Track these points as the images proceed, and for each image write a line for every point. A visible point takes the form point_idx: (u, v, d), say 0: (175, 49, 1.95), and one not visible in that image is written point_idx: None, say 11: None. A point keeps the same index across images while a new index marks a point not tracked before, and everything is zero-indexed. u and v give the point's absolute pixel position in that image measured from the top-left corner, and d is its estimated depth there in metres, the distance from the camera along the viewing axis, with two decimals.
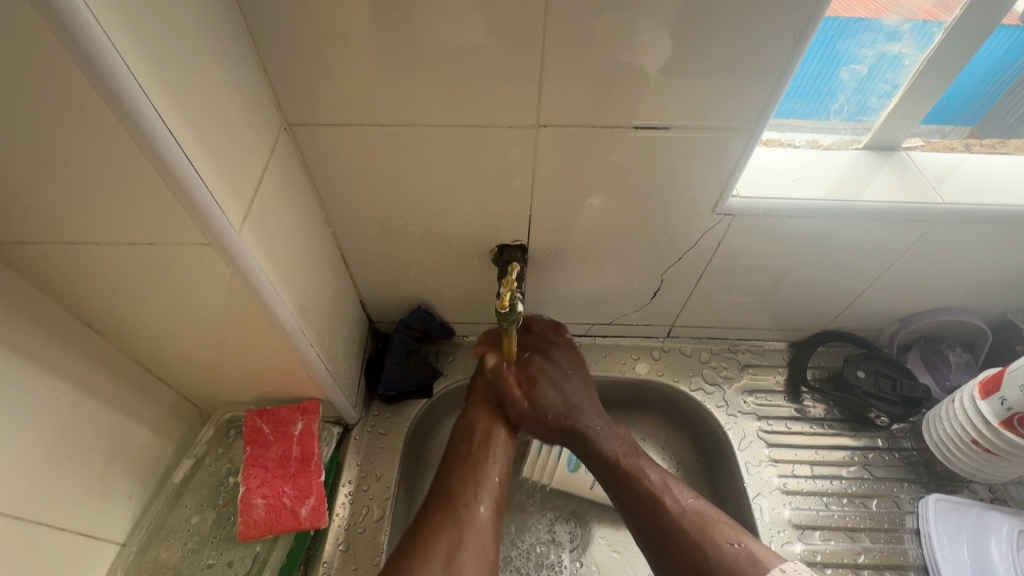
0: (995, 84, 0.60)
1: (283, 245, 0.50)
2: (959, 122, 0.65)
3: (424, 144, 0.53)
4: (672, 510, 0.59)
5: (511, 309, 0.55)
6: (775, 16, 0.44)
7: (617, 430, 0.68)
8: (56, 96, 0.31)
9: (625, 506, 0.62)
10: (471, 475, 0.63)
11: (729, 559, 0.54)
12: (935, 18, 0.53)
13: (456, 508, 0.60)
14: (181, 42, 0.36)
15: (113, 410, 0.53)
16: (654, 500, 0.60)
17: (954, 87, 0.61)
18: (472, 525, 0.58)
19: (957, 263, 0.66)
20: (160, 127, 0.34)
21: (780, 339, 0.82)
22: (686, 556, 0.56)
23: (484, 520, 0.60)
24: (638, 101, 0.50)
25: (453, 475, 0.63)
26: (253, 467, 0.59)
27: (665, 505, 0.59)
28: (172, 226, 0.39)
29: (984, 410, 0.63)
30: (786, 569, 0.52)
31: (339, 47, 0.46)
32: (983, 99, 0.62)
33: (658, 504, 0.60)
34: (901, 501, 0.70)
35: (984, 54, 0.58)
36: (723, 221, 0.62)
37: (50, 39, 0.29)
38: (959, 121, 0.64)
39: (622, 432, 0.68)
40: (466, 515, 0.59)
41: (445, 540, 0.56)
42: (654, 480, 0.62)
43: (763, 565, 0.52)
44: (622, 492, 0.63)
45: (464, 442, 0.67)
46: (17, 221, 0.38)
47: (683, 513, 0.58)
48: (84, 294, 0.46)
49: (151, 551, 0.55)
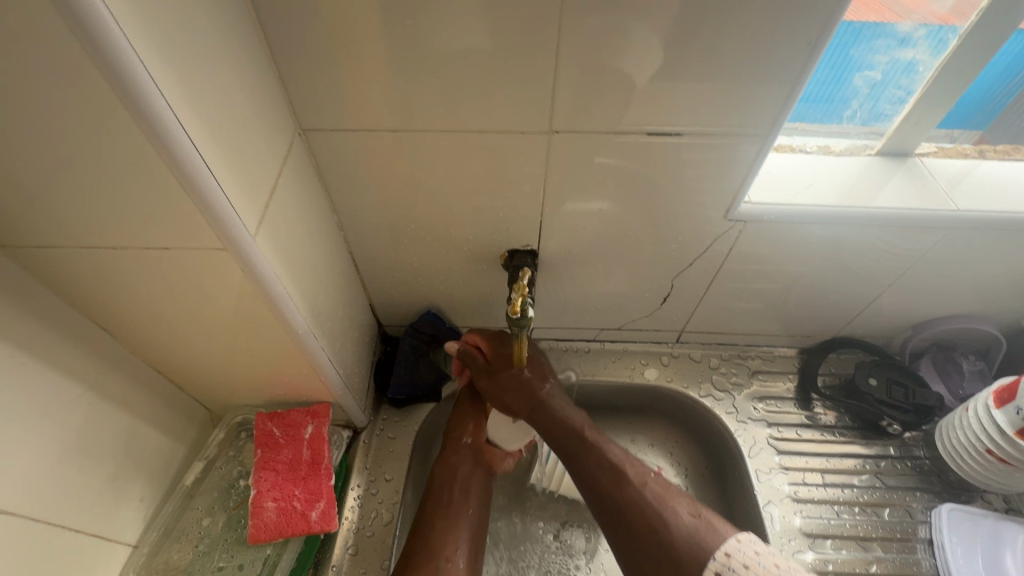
0: (1004, 88, 0.61)
1: (297, 250, 0.51)
2: (969, 126, 0.65)
3: (436, 149, 0.54)
4: (635, 483, 0.58)
5: (522, 315, 0.55)
6: (789, 23, 0.44)
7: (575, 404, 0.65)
8: (79, 102, 0.31)
9: (585, 483, 0.60)
10: (453, 530, 0.61)
11: (689, 530, 0.53)
12: (949, 23, 0.53)
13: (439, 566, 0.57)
14: (201, 49, 0.36)
15: (127, 412, 0.53)
16: (617, 474, 0.58)
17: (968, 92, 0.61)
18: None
19: (971, 269, 0.66)
20: (179, 133, 0.34)
21: (791, 346, 0.82)
22: (646, 524, 0.55)
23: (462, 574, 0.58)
24: (652, 107, 0.50)
25: (434, 525, 0.61)
26: (264, 470, 0.59)
27: (629, 479, 0.58)
28: (188, 230, 0.40)
29: (999, 419, 0.63)
30: (741, 539, 0.52)
31: (354, 54, 0.46)
32: (994, 102, 0.62)
33: (620, 476, 0.58)
34: (913, 510, 0.69)
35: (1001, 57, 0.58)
36: (735, 227, 0.62)
37: (74, 46, 0.29)
38: (969, 125, 0.64)
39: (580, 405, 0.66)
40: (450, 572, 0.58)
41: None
42: (616, 454, 0.60)
43: (720, 535, 0.53)
44: (582, 470, 0.60)
45: (444, 492, 0.64)
46: (38, 225, 0.39)
47: (645, 485, 0.57)
48: (100, 297, 0.46)
49: (163, 553, 0.55)
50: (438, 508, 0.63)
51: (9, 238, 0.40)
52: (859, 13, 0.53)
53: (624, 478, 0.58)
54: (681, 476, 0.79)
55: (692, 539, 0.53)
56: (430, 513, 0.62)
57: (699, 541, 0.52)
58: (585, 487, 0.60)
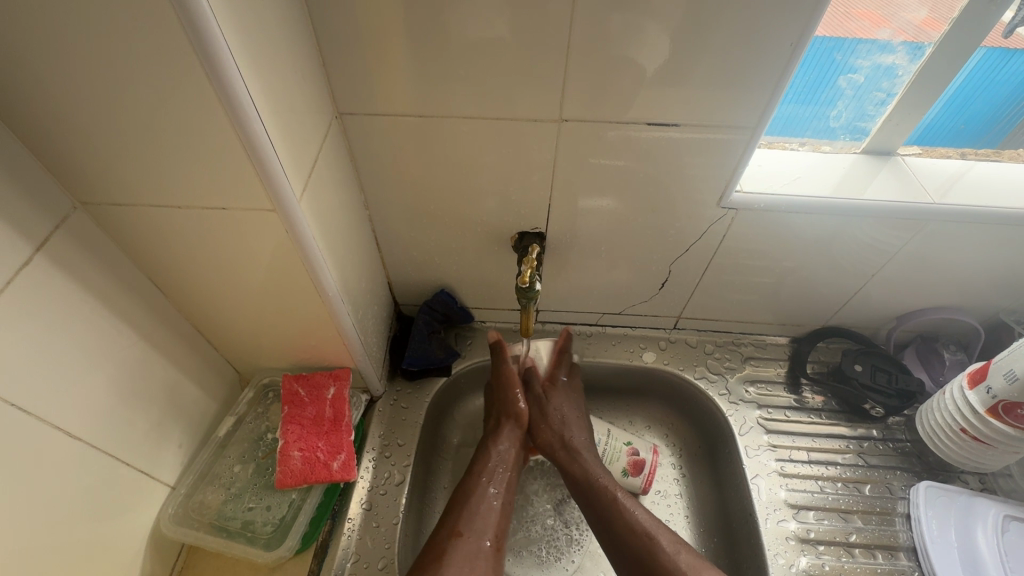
0: (1014, 109, 0.64)
1: (331, 221, 0.57)
2: (979, 144, 0.68)
3: (457, 135, 0.59)
4: (669, 550, 0.60)
5: (530, 286, 0.63)
6: (775, 27, 0.49)
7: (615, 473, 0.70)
8: (164, 76, 0.38)
9: (611, 537, 0.63)
10: (476, 506, 0.64)
11: None
12: (915, 43, 0.59)
13: (479, 544, 0.60)
14: (264, 34, 0.42)
15: (170, 363, 0.59)
16: (647, 539, 0.61)
17: (972, 110, 0.65)
18: (491, 564, 0.59)
19: (951, 262, 0.70)
20: (246, 106, 0.40)
21: (782, 334, 0.86)
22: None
23: (494, 557, 0.60)
24: (653, 100, 0.55)
25: (458, 501, 0.65)
26: (291, 424, 0.65)
27: (660, 545, 0.60)
28: (243, 194, 0.46)
29: (971, 398, 0.67)
30: None
31: (388, 46, 0.52)
32: (1003, 122, 0.66)
33: (652, 540, 0.61)
34: (893, 487, 0.74)
35: (1003, 77, 0.61)
36: (727, 215, 0.67)
37: (165, 26, 0.35)
38: (981, 142, 0.68)
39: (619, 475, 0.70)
40: (488, 553, 0.60)
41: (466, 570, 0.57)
42: (645, 519, 0.63)
43: None
44: (614, 530, 0.63)
45: (493, 477, 0.68)
46: (115, 184, 0.45)
47: (678, 553, 0.59)
48: (157, 254, 0.52)
49: (197, 495, 0.62)
50: (486, 494, 0.65)
51: (88, 196, 0.46)
52: (830, 29, 0.58)
53: (653, 544, 0.60)
54: (675, 456, 0.84)
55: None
56: (470, 495, 0.65)
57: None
58: (613, 544, 0.63)
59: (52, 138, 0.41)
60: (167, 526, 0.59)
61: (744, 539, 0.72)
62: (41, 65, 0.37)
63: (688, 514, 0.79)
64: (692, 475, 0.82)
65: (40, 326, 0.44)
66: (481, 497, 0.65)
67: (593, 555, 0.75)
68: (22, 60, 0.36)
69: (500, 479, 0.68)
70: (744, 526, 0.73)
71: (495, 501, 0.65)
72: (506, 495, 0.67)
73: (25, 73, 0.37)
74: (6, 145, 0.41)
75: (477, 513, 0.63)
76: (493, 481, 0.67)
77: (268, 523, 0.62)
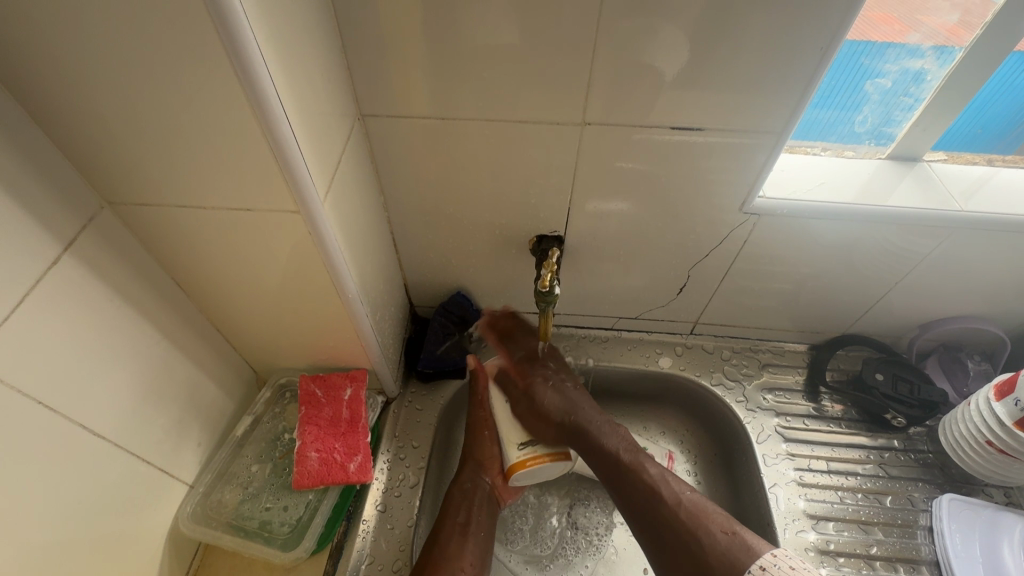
0: None
1: (351, 223, 0.57)
2: (994, 150, 0.68)
3: (478, 137, 0.59)
4: (671, 501, 0.62)
5: (549, 290, 0.62)
6: (805, 30, 0.48)
7: (616, 427, 0.70)
8: (194, 77, 0.38)
9: (628, 502, 0.65)
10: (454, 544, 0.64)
11: (722, 546, 0.57)
12: (953, 40, 0.57)
13: None
14: (292, 36, 0.42)
15: (190, 362, 0.59)
16: (652, 494, 0.63)
17: (991, 114, 0.64)
18: None
19: (978, 270, 0.69)
20: (274, 108, 0.40)
21: (801, 341, 0.85)
22: (683, 546, 0.59)
23: None
24: (676, 103, 0.55)
25: (439, 539, 0.64)
26: (308, 424, 0.66)
27: (663, 498, 0.62)
28: (268, 195, 0.46)
29: (999, 411, 0.66)
30: (777, 554, 0.55)
31: (411, 49, 0.52)
32: (1019, 130, 0.65)
33: (657, 495, 0.63)
34: (915, 499, 0.73)
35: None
36: (749, 220, 0.66)
37: (199, 28, 0.35)
38: (995, 149, 0.68)
39: (622, 429, 0.70)
40: None
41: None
42: (654, 473, 0.65)
43: (754, 552, 0.56)
44: (625, 485, 0.65)
45: (462, 511, 0.67)
46: (142, 184, 0.45)
47: (681, 502, 0.62)
48: (180, 254, 0.52)
49: (215, 493, 0.63)
50: (455, 527, 0.65)
51: (116, 195, 0.46)
52: (855, 36, 0.57)
53: (659, 494, 0.63)
54: (690, 462, 0.83)
55: (727, 554, 0.56)
56: (446, 533, 0.64)
57: (732, 556, 0.56)
58: (631, 503, 0.64)
59: (81, 136, 0.42)
60: (185, 524, 0.60)
61: None
62: (73, 65, 0.37)
63: None
64: (707, 482, 0.81)
65: (67, 325, 0.44)
66: (450, 530, 0.65)
67: (607, 563, 0.74)
68: (55, 60, 0.37)
69: (474, 513, 0.67)
70: (761, 535, 0.72)
71: (468, 533, 0.65)
72: (480, 524, 0.67)
73: (59, 75, 0.37)
74: (37, 145, 0.41)
75: (448, 548, 0.63)
76: (460, 517, 0.66)
77: (286, 523, 0.62)
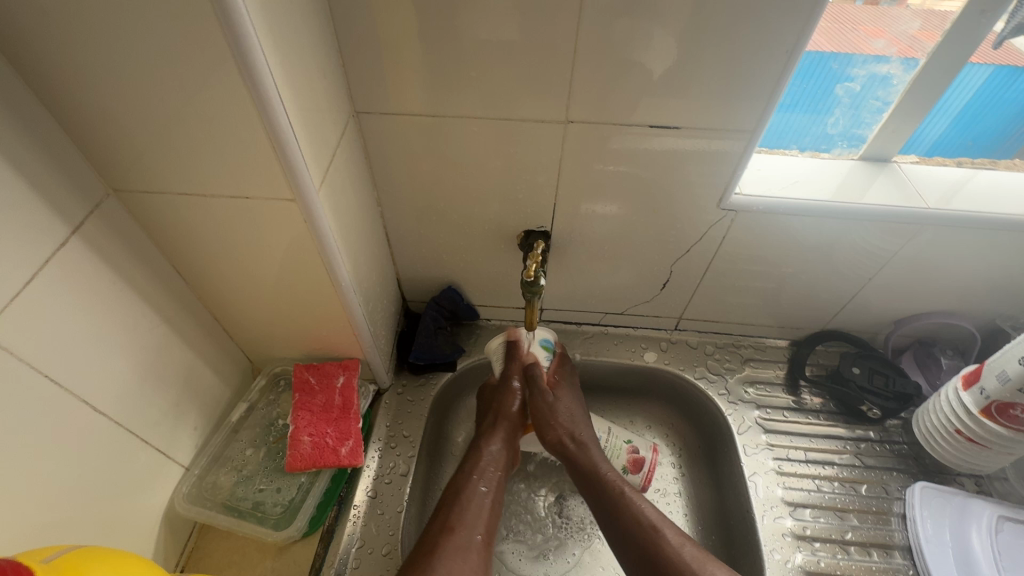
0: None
1: (345, 215, 0.59)
2: (995, 155, 0.71)
3: (467, 134, 0.62)
4: (673, 543, 0.61)
5: (535, 281, 0.65)
6: (774, 33, 0.51)
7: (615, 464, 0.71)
8: (198, 70, 0.40)
9: (621, 535, 0.63)
10: (469, 506, 0.63)
11: None
12: (911, 56, 0.61)
13: (470, 540, 0.60)
14: (289, 33, 0.44)
15: (188, 347, 0.62)
16: (653, 531, 0.62)
17: (982, 128, 0.68)
18: (480, 560, 0.59)
19: (949, 267, 0.72)
20: (272, 100, 0.42)
21: (781, 337, 0.88)
22: None
23: (484, 553, 0.60)
24: (655, 101, 0.57)
25: (459, 497, 0.64)
26: (301, 410, 0.68)
27: (664, 536, 0.61)
28: (266, 184, 0.49)
29: (966, 399, 0.68)
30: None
31: (403, 49, 0.55)
32: (1013, 136, 0.68)
33: (658, 533, 0.62)
34: (890, 488, 0.75)
35: (1011, 94, 0.64)
36: (727, 217, 0.69)
37: (203, 22, 0.38)
38: (996, 154, 0.70)
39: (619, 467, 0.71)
40: (479, 548, 0.60)
41: (457, 566, 0.57)
42: (651, 512, 0.64)
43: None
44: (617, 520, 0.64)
45: (484, 474, 0.67)
46: (146, 172, 0.48)
47: (682, 543, 0.61)
48: (180, 242, 0.55)
49: (210, 476, 0.65)
50: (478, 491, 0.65)
51: (122, 183, 0.49)
52: (830, 38, 0.61)
53: (656, 534, 0.62)
54: (674, 455, 0.85)
55: None
56: (468, 493, 0.65)
57: None
58: (617, 541, 0.64)
59: (89, 126, 0.44)
60: (181, 504, 0.61)
61: (742, 538, 0.73)
62: (83, 57, 0.40)
63: (686, 513, 0.80)
64: (692, 474, 0.83)
65: (73, 305, 0.47)
66: (471, 494, 0.65)
67: (593, 551, 0.76)
68: (69, 52, 0.39)
69: (492, 477, 0.68)
70: (741, 523, 0.74)
71: (487, 498, 0.65)
72: (497, 491, 0.67)
73: (70, 64, 0.40)
74: (49, 134, 0.44)
75: (469, 507, 0.63)
76: (483, 480, 0.67)
77: (278, 505, 0.64)
